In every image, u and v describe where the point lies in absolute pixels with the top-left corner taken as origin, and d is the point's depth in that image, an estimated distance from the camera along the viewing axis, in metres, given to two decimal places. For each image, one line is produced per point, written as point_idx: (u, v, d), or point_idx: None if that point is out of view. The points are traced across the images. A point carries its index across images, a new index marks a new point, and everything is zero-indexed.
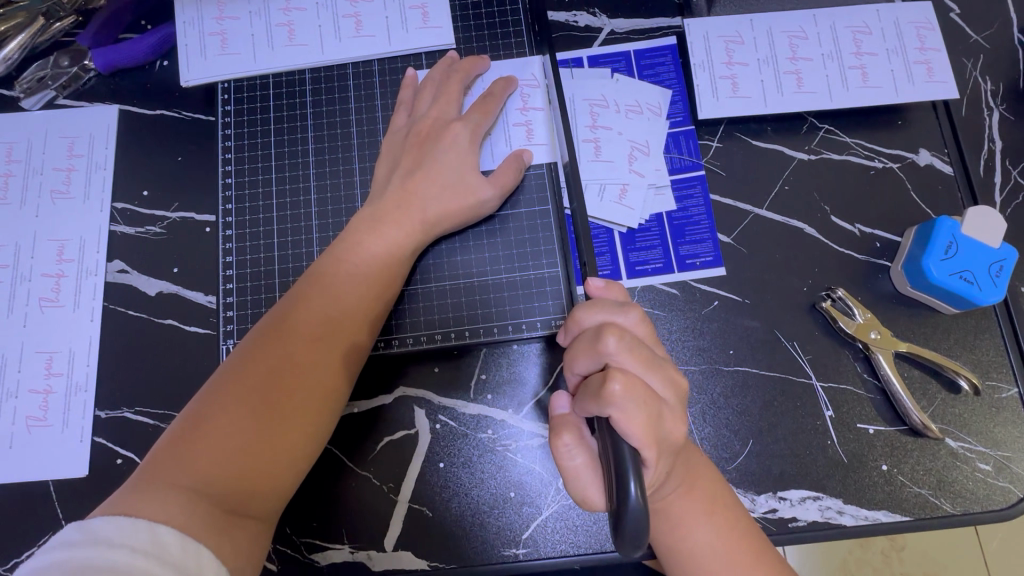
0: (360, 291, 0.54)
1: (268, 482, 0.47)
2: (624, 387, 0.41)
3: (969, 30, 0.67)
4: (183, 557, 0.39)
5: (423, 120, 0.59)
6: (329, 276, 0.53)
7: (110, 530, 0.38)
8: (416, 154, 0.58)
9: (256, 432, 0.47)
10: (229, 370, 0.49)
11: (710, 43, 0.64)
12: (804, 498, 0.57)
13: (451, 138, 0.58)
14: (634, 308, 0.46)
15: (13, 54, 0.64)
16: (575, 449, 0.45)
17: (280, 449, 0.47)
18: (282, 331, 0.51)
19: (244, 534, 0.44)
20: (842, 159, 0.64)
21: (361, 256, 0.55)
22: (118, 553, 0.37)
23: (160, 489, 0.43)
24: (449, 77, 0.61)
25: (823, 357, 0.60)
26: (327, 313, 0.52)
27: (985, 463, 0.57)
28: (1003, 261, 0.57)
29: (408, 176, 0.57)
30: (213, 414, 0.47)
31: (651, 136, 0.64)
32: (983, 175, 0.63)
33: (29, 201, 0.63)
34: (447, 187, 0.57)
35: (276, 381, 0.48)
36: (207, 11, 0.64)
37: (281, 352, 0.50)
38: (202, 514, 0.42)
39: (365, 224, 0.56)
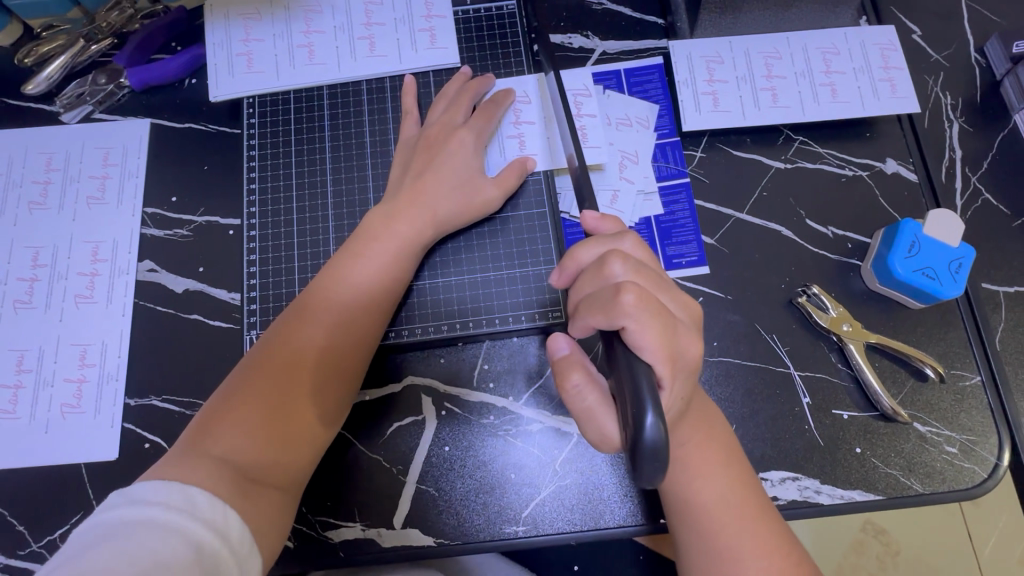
0: (374, 283, 0.59)
1: (288, 457, 0.52)
2: (637, 299, 0.44)
3: (930, 50, 0.74)
4: (212, 513, 0.44)
5: (433, 126, 0.65)
6: (346, 269, 0.58)
7: (146, 490, 0.43)
8: (423, 159, 0.63)
9: (279, 407, 0.52)
10: (256, 352, 0.54)
11: (693, 63, 0.70)
12: (784, 478, 0.61)
13: (457, 144, 0.64)
14: (629, 235, 0.50)
15: (55, 74, 0.70)
16: (585, 384, 0.48)
17: (300, 423, 0.52)
18: (303, 319, 0.56)
19: (266, 501, 0.49)
20: (816, 168, 0.70)
21: (375, 249, 0.59)
22: (153, 509, 0.41)
23: (191, 457, 0.48)
24: (459, 93, 0.67)
25: (800, 349, 0.64)
26: (344, 303, 0.57)
27: (951, 446, 0.62)
28: (962, 258, 0.62)
29: (417, 178, 0.63)
30: (241, 391, 0.52)
31: (640, 147, 0.70)
32: (945, 181, 0.69)
33: (66, 206, 0.69)
34: (458, 187, 0.63)
35: (299, 363, 0.54)
36: (235, 33, 0.70)
37: (302, 336, 0.55)
38: (230, 482, 0.47)
39: (379, 219, 0.61)
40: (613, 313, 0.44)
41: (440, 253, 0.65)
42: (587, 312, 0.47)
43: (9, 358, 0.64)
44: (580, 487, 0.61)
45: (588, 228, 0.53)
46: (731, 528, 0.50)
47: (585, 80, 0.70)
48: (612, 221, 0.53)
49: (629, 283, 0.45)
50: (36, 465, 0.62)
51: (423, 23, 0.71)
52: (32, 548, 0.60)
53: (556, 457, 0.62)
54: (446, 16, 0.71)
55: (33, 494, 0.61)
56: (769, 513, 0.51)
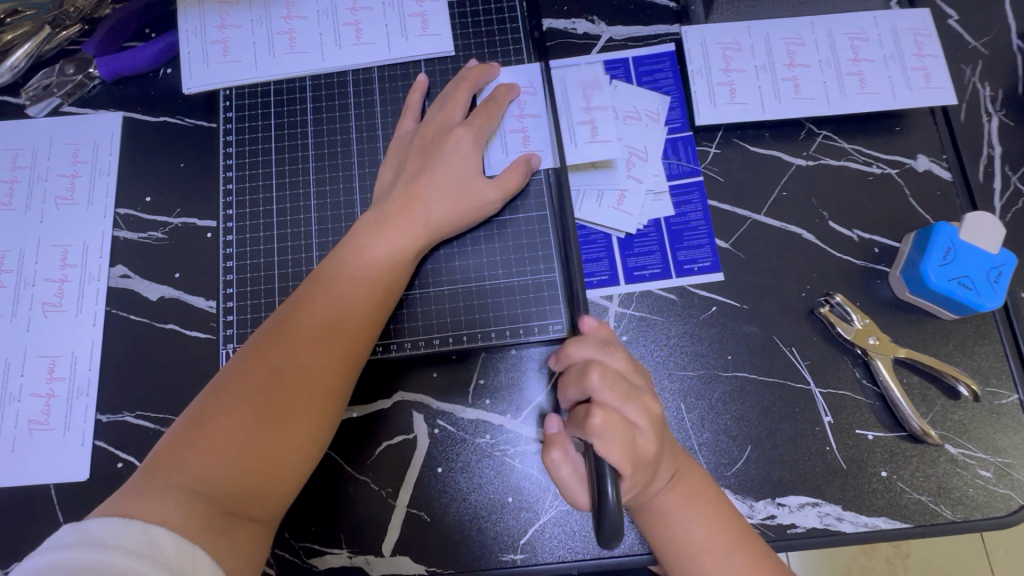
0: (364, 294, 0.54)
1: (267, 484, 0.47)
2: (603, 420, 0.44)
3: (967, 36, 0.68)
4: (176, 558, 0.39)
5: (429, 125, 0.60)
6: (332, 279, 0.54)
7: (103, 531, 0.39)
8: (419, 160, 0.59)
9: (257, 432, 0.47)
10: (233, 369, 0.50)
11: (707, 50, 0.65)
12: (803, 504, 0.56)
13: (454, 143, 0.59)
14: (617, 348, 0.50)
15: (20, 63, 0.65)
16: (563, 464, 0.47)
17: (281, 449, 0.48)
18: (285, 332, 0.51)
19: (242, 535, 0.45)
20: (840, 165, 0.64)
21: (362, 259, 0.55)
22: (110, 554, 0.37)
23: (160, 489, 0.44)
24: (457, 85, 0.61)
25: (822, 363, 0.59)
26: (329, 315, 0.52)
27: (985, 469, 0.57)
28: (1002, 266, 0.57)
29: (412, 180, 0.58)
30: (215, 413, 0.47)
31: (649, 142, 0.64)
32: (982, 180, 0.63)
33: (34, 207, 0.64)
34: (455, 190, 0.58)
35: (279, 381, 0.49)
36: (210, 19, 0.65)
37: (285, 352, 0.50)
38: (200, 517, 0.43)
39: (368, 229, 0.57)
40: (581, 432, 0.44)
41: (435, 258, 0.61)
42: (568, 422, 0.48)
43: None
44: (583, 512, 0.56)
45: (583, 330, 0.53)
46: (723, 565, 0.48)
47: (595, 71, 0.63)
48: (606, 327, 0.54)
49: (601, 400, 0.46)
50: (1, 485, 0.58)
51: (414, 8, 0.65)
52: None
53: None
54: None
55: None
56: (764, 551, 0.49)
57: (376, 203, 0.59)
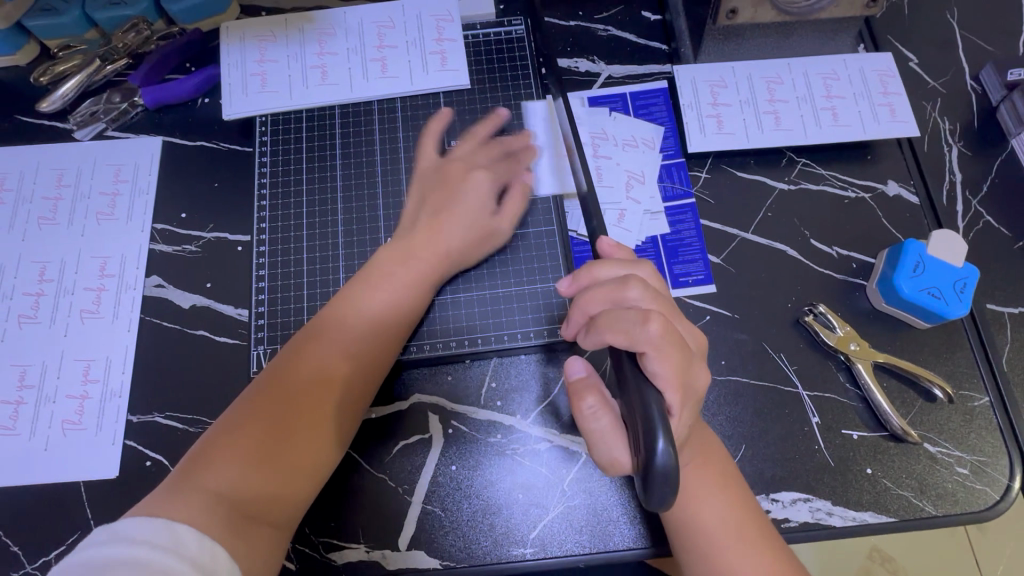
0: (380, 317, 0.59)
1: (286, 492, 0.50)
2: (660, 330, 0.47)
3: (927, 77, 0.76)
4: (199, 554, 0.42)
5: (451, 163, 0.67)
6: (357, 302, 0.59)
7: (134, 528, 0.41)
8: (442, 195, 0.65)
9: (282, 441, 0.51)
10: (263, 382, 0.54)
11: (697, 86, 0.72)
12: (795, 500, 0.60)
13: (473, 184, 0.65)
14: (647, 264, 0.54)
15: (69, 93, 0.72)
16: (600, 406, 0.52)
17: (301, 460, 0.51)
18: (314, 350, 0.56)
19: (258, 539, 0.47)
20: (819, 190, 0.71)
21: (385, 284, 0.60)
22: (140, 549, 0.40)
23: (188, 491, 0.46)
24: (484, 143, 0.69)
25: (808, 368, 0.64)
26: (355, 336, 0.57)
27: (962, 467, 0.61)
28: (966, 279, 0.63)
29: (433, 216, 0.64)
30: (245, 421, 0.51)
31: (646, 167, 0.71)
32: (946, 203, 0.70)
33: (76, 221, 0.69)
34: (474, 222, 0.64)
35: (307, 396, 0.53)
36: (249, 54, 0.71)
37: (314, 368, 0.55)
38: (224, 519, 0.45)
39: (391, 255, 0.62)
40: (636, 335, 0.47)
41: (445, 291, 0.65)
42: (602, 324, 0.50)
43: (12, 373, 0.63)
44: (589, 507, 0.60)
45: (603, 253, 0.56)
46: (732, 546, 0.52)
47: (602, 124, 0.72)
48: (625, 251, 0.57)
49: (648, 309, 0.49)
50: (32, 483, 0.60)
51: (434, 46, 0.72)
52: (26, 570, 0.58)
53: (564, 477, 0.61)
54: (456, 40, 0.73)
55: (29, 512, 0.60)
56: (771, 535, 0.54)
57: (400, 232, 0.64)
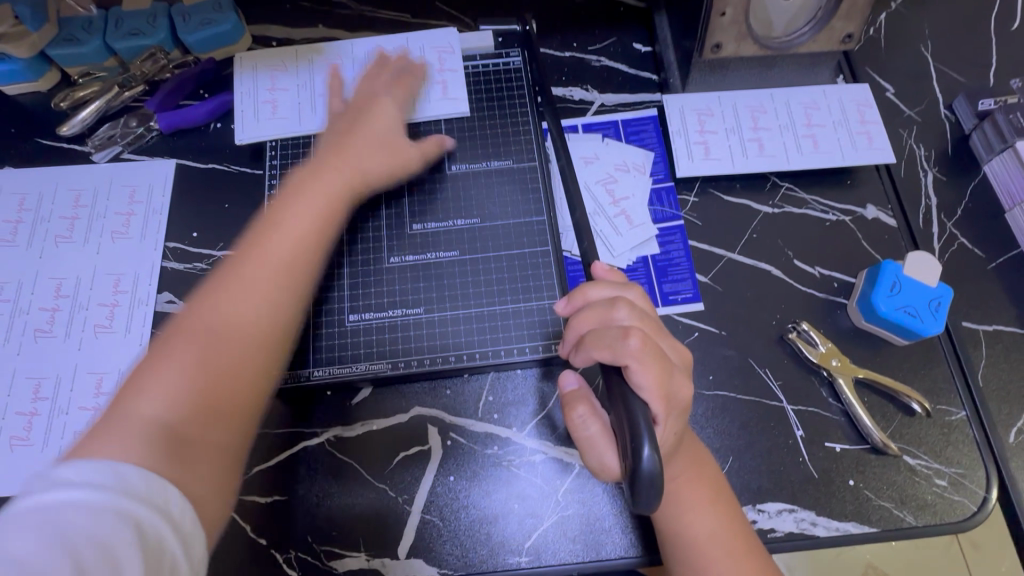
0: (300, 228, 0.54)
1: (225, 410, 0.46)
2: (642, 344, 0.50)
3: (903, 106, 0.80)
4: (150, 491, 0.38)
5: (358, 97, 0.70)
6: (273, 218, 0.55)
7: (69, 473, 0.37)
8: (348, 120, 0.66)
9: (209, 360, 0.47)
10: (181, 315, 0.49)
11: (685, 115, 0.76)
12: (780, 510, 0.63)
13: (381, 110, 0.68)
14: (634, 286, 0.58)
15: (88, 118, 0.76)
16: (590, 415, 0.55)
17: (234, 377, 0.47)
18: (229, 271, 0.51)
19: (200, 463, 0.43)
20: (802, 213, 0.74)
21: (302, 198, 0.57)
22: (79, 493, 0.36)
23: (110, 430, 0.42)
24: (378, 77, 0.72)
25: (792, 383, 0.67)
26: (274, 246, 0.53)
27: (941, 479, 0.64)
28: (940, 298, 0.66)
29: (343, 138, 0.64)
30: (163, 355, 0.46)
31: (636, 191, 0.74)
32: (923, 226, 0.74)
33: (92, 240, 0.72)
34: (384, 137, 0.66)
35: (227, 315, 0.49)
36: (261, 83, 0.75)
37: (228, 285, 0.50)
38: (157, 445, 0.42)
39: (305, 176, 0.60)
40: (618, 349, 0.51)
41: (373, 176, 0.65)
42: (592, 343, 0.53)
43: (27, 385, 0.66)
44: (582, 517, 0.62)
45: (596, 276, 0.60)
46: (718, 558, 0.54)
47: (594, 148, 0.76)
48: (617, 273, 0.61)
49: (633, 327, 0.52)
50: None
51: (436, 76, 0.76)
52: None
53: (559, 487, 0.63)
54: (457, 70, 0.77)
55: None
56: (757, 549, 0.56)
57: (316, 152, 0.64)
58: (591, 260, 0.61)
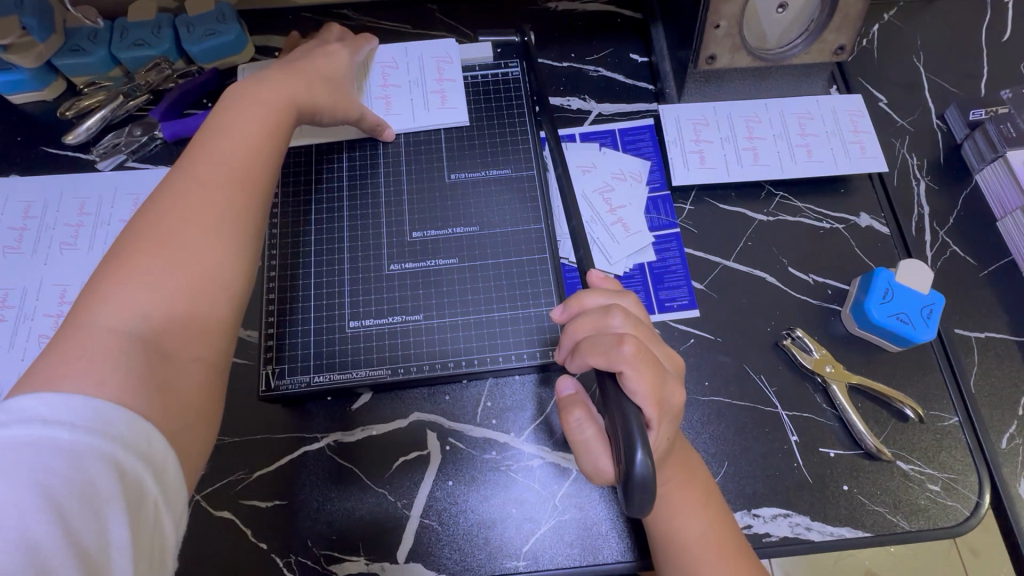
0: (250, 153, 0.56)
1: (199, 318, 0.49)
2: (635, 351, 0.51)
3: (896, 116, 0.81)
4: (131, 435, 0.39)
5: (301, 48, 0.70)
6: (218, 142, 0.56)
7: (40, 406, 0.38)
8: (294, 57, 0.68)
9: (173, 271, 0.48)
10: (128, 232, 0.50)
11: (681, 124, 0.77)
12: (775, 515, 0.63)
13: (326, 53, 0.70)
14: (629, 294, 0.59)
15: (93, 126, 0.77)
16: (585, 420, 0.56)
17: (203, 286, 0.49)
18: (179, 189, 0.52)
19: (174, 377, 0.45)
20: (796, 221, 0.75)
21: (250, 123, 0.58)
22: (55, 430, 0.37)
23: (77, 349, 0.43)
24: (330, 36, 0.74)
25: (786, 389, 0.68)
26: (223, 168, 0.54)
27: (934, 484, 0.64)
28: (932, 305, 0.67)
29: (289, 69, 0.65)
30: (120, 271, 0.47)
31: (633, 200, 0.75)
32: (915, 234, 0.75)
33: (97, 246, 0.73)
34: (332, 77, 0.68)
35: (183, 228, 0.50)
36: None
37: (178, 203, 0.51)
38: (130, 362, 0.43)
39: (240, 99, 0.60)
40: (612, 356, 0.51)
41: (321, 113, 0.67)
42: (587, 349, 0.54)
43: None
44: (579, 522, 0.63)
45: (592, 284, 0.61)
46: (714, 564, 0.55)
47: (591, 157, 0.77)
48: (612, 282, 0.62)
49: (627, 334, 0.53)
50: None
51: (435, 86, 0.78)
52: None
53: (556, 492, 0.64)
54: (456, 79, 0.78)
55: None
56: (750, 554, 0.56)
57: (254, 74, 0.64)
58: (587, 269, 0.62)
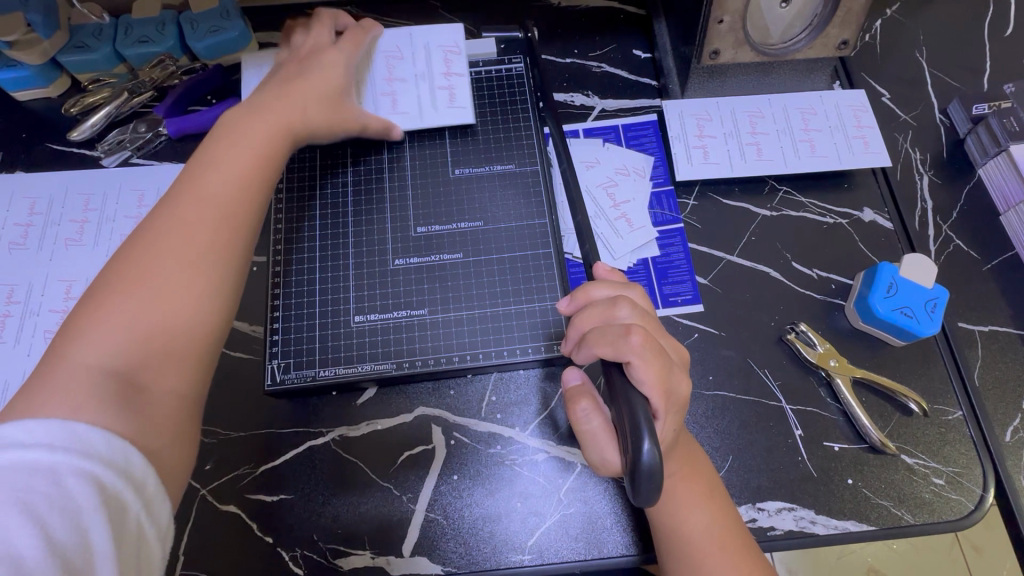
0: (240, 185, 0.57)
1: (174, 352, 0.49)
2: (643, 342, 0.52)
3: (899, 111, 0.81)
4: (108, 450, 0.41)
5: (301, 50, 0.71)
6: (209, 171, 0.57)
7: (19, 431, 0.39)
8: (291, 74, 0.68)
9: (152, 306, 0.49)
10: (116, 264, 0.51)
11: (685, 120, 0.77)
12: (780, 508, 0.63)
13: (325, 60, 0.70)
14: (636, 286, 0.59)
15: (98, 123, 0.77)
16: (592, 411, 0.56)
17: (179, 320, 0.50)
18: (166, 222, 0.53)
19: (150, 408, 0.47)
20: (800, 216, 0.75)
21: (241, 155, 0.59)
22: (34, 452, 0.39)
23: (58, 383, 0.44)
24: (319, 25, 0.73)
25: (790, 383, 0.68)
26: (210, 201, 0.55)
27: (938, 477, 0.64)
28: (936, 299, 0.67)
29: (284, 94, 0.65)
30: (103, 305, 0.48)
31: (636, 196, 0.75)
32: (919, 229, 0.75)
33: (101, 242, 0.73)
34: (325, 96, 0.68)
35: (165, 261, 0.51)
36: None
37: (165, 237, 0.52)
38: (107, 393, 0.45)
39: (233, 130, 0.61)
40: (620, 346, 0.52)
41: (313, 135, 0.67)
42: (594, 340, 0.54)
43: None
44: (583, 516, 0.63)
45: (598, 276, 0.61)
46: (718, 557, 0.55)
47: (595, 152, 0.77)
48: (619, 274, 0.62)
49: (635, 324, 0.54)
50: None
51: (442, 83, 0.77)
52: None
53: (560, 485, 0.64)
54: (463, 75, 0.78)
55: None
56: (753, 548, 0.57)
57: (249, 101, 0.65)
58: (593, 262, 0.62)
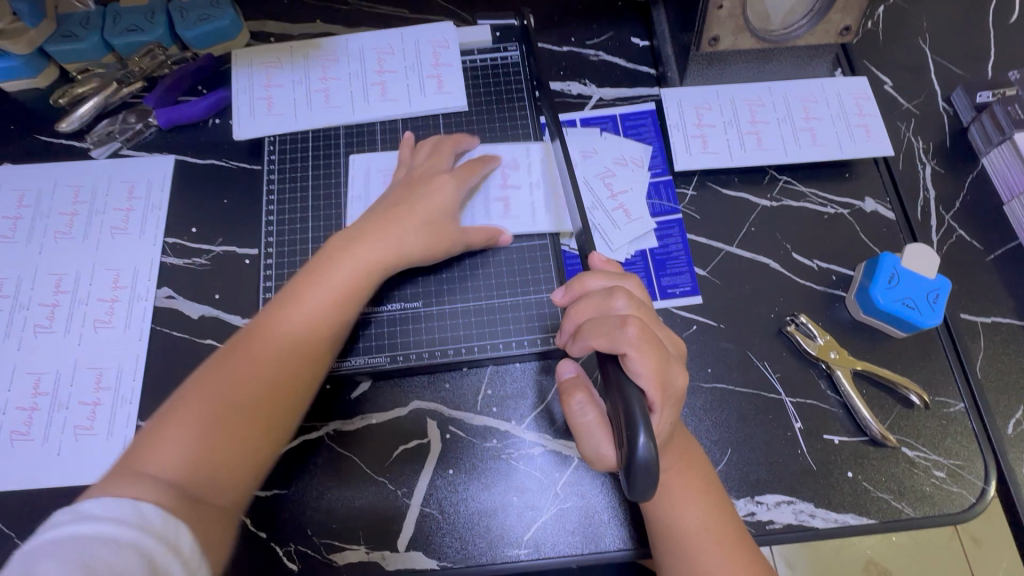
0: (327, 309, 0.56)
1: (222, 482, 0.48)
2: (638, 333, 0.50)
3: (902, 99, 0.80)
4: (165, 526, 0.41)
5: (418, 167, 0.67)
6: (305, 289, 0.57)
7: (97, 507, 0.40)
8: (405, 190, 0.64)
9: (219, 429, 0.49)
10: (205, 370, 0.52)
11: (683, 109, 0.76)
12: (779, 502, 0.63)
13: (436, 186, 0.64)
14: (632, 277, 0.58)
15: (86, 115, 0.76)
16: (586, 403, 0.55)
17: (237, 454, 0.49)
18: (254, 339, 0.53)
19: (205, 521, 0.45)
20: (800, 206, 0.74)
21: (338, 268, 0.58)
22: (105, 524, 0.39)
23: (131, 480, 0.44)
24: (442, 143, 0.70)
25: (790, 375, 0.67)
26: (298, 324, 0.55)
27: (939, 470, 0.64)
28: (938, 290, 0.66)
29: (394, 205, 0.63)
30: (181, 407, 0.49)
31: (634, 186, 0.74)
32: (921, 218, 0.74)
33: (91, 235, 0.72)
34: (432, 222, 0.63)
35: (245, 383, 0.51)
36: (257, 79, 0.76)
37: (249, 356, 0.53)
38: (171, 498, 0.44)
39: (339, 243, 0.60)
40: (615, 338, 0.51)
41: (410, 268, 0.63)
42: (589, 331, 0.53)
43: (27, 381, 0.66)
44: (580, 510, 0.62)
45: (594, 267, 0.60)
46: (715, 550, 0.55)
47: (593, 142, 0.76)
48: (614, 264, 0.61)
49: (630, 315, 0.52)
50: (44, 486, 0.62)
51: (432, 71, 0.77)
52: None
53: (557, 480, 0.63)
54: (452, 64, 0.77)
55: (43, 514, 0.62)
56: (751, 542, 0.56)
57: (362, 216, 0.63)
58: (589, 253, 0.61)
